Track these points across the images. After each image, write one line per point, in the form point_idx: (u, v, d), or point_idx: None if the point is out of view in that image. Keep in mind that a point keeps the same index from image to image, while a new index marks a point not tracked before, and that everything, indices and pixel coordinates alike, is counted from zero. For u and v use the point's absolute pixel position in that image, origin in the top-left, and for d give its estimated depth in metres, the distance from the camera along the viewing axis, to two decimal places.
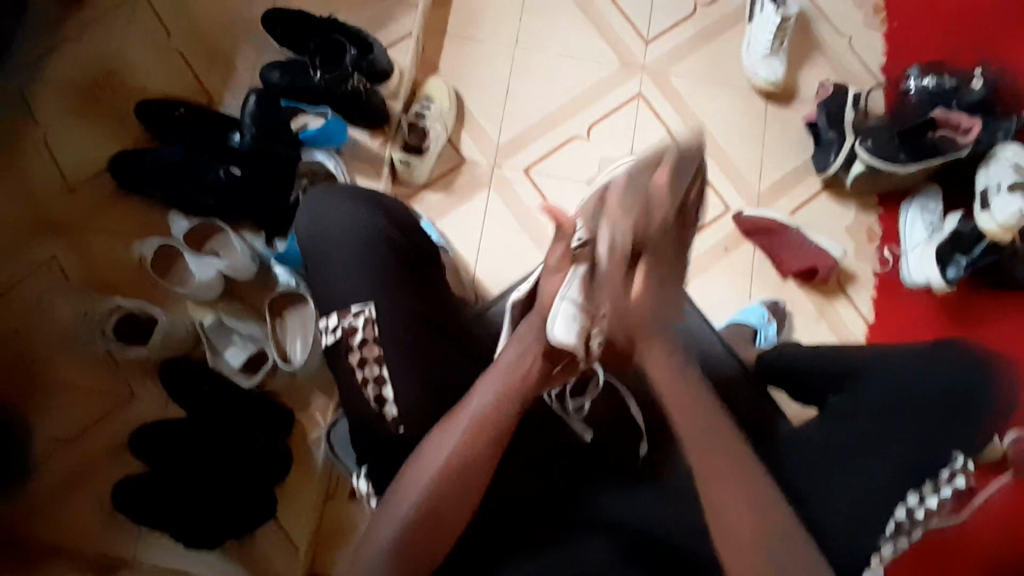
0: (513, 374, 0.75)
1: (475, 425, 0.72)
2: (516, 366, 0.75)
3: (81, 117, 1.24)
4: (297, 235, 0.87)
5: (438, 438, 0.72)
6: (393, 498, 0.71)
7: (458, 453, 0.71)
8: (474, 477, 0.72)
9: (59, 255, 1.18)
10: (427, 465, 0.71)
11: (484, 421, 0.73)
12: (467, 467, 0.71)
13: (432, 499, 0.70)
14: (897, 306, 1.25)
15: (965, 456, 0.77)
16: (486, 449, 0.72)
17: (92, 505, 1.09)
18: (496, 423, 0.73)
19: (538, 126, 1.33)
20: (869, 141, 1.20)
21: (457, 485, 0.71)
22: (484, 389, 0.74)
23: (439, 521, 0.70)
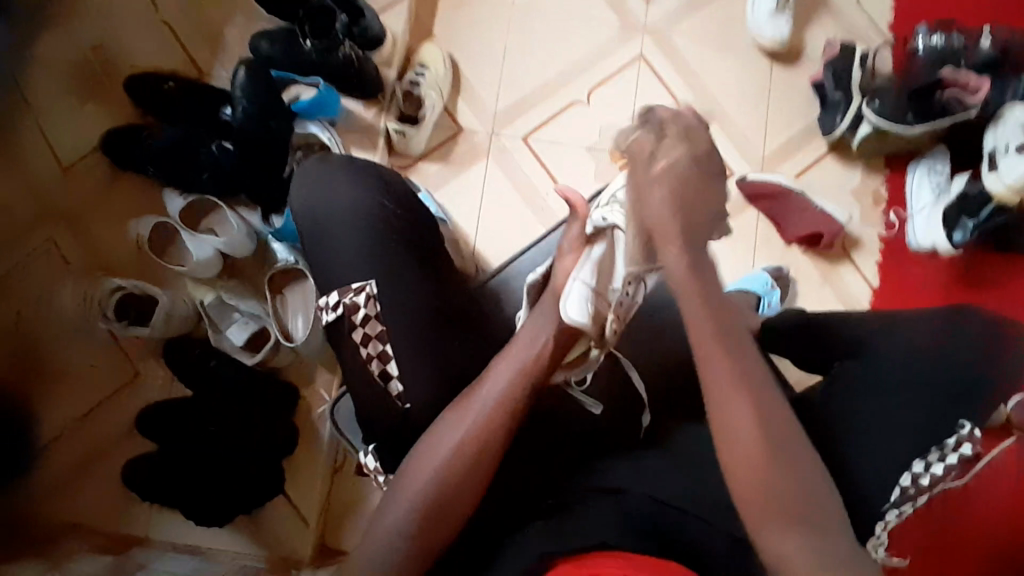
0: (527, 359, 0.76)
1: (496, 407, 0.73)
2: (531, 348, 0.76)
3: (68, 93, 1.21)
4: (295, 208, 0.85)
5: (454, 420, 0.72)
6: (403, 479, 0.71)
7: (473, 435, 0.71)
8: (488, 460, 0.71)
9: (55, 236, 1.17)
10: (441, 446, 0.71)
11: (502, 402, 0.73)
12: (478, 447, 0.71)
13: (447, 481, 0.69)
14: (902, 269, 1.23)
15: (971, 424, 0.76)
16: (502, 430, 0.72)
17: (103, 483, 1.10)
18: (511, 405, 0.73)
19: (537, 92, 1.30)
20: (876, 100, 1.18)
21: (473, 468, 0.70)
22: (498, 373, 0.75)
23: (454, 503, 0.70)
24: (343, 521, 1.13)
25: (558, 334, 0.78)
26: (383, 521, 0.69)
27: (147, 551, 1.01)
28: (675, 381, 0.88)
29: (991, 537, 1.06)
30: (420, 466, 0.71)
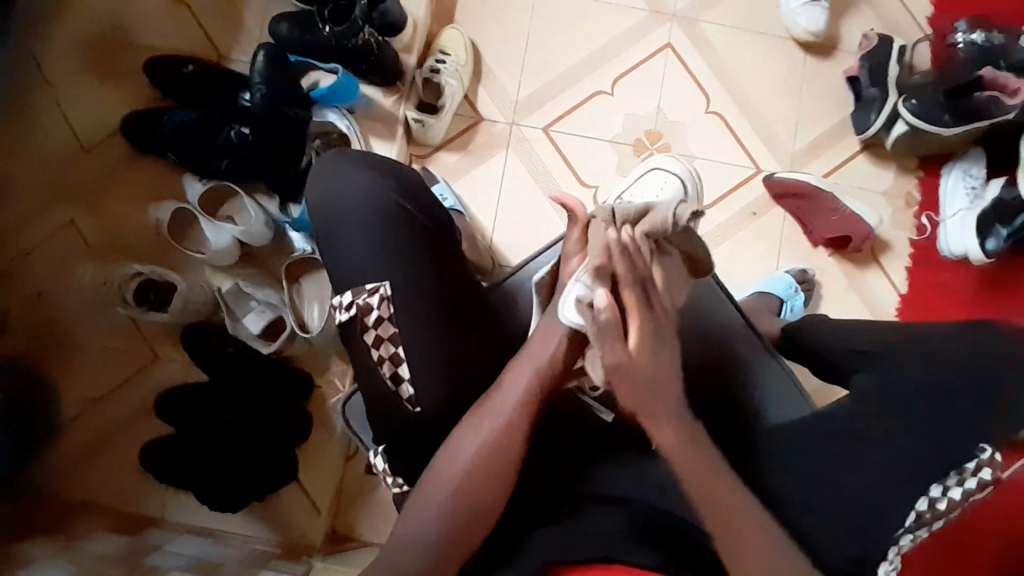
0: (544, 362, 0.73)
1: (516, 410, 0.71)
2: (547, 353, 0.73)
3: (88, 75, 1.21)
4: (310, 204, 0.82)
5: (474, 427, 0.71)
6: (422, 487, 0.70)
7: (491, 441, 0.70)
8: (508, 464, 0.70)
9: (77, 219, 1.18)
10: (461, 451, 0.70)
11: (520, 408, 0.71)
12: (495, 453, 0.70)
13: (466, 487, 0.69)
14: (932, 274, 1.20)
15: (992, 449, 0.75)
16: (521, 435, 0.71)
17: (120, 465, 1.13)
18: (530, 410, 0.72)
19: (560, 81, 1.27)
20: (914, 99, 1.13)
21: (492, 473, 0.70)
22: (516, 376, 0.73)
23: (474, 509, 0.69)
24: (357, 512, 1.16)
25: (575, 338, 0.73)
26: (402, 527, 0.69)
27: (161, 532, 1.03)
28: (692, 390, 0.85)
29: (995, 541, 1.02)
30: (439, 474, 0.70)
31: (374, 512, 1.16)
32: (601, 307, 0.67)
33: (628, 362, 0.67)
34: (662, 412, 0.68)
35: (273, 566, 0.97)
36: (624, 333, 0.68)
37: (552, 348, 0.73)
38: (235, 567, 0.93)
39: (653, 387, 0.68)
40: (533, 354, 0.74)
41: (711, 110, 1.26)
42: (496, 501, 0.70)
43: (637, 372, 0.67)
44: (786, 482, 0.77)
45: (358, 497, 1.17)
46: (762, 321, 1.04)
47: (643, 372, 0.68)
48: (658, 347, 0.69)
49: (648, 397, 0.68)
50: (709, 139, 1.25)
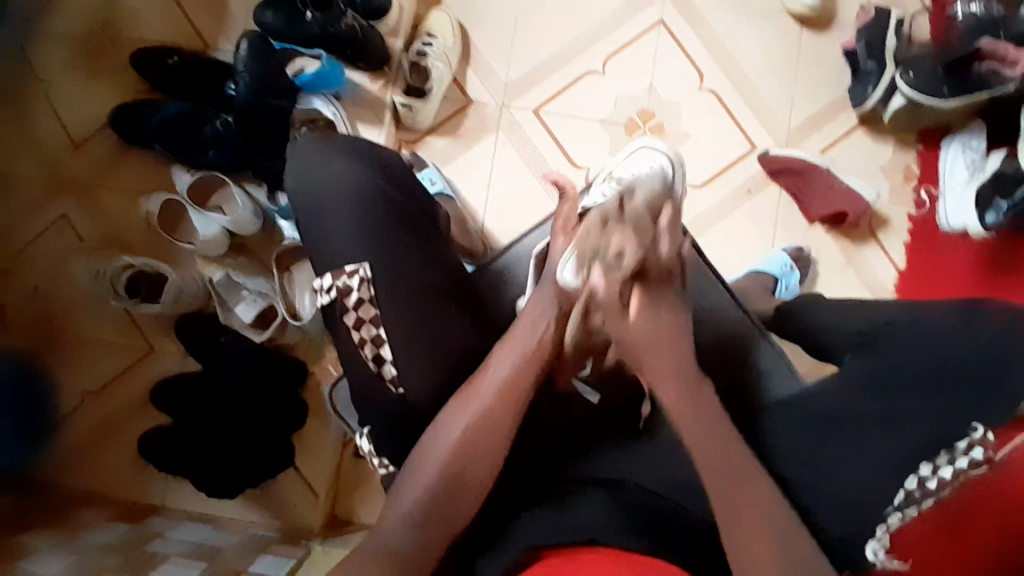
0: (529, 347, 0.71)
1: (501, 391, 0.70)
2: (532, 335, 0.72)
3: (75, 67, 1.20)
4: (294, 188, 0.79)
5: (460, 413, 0.69)
6: (403, 481, 0.68)
7: (475, 433, 0.68)
8: (501, 440, 0.69)
9: (68, 214, 1.18)
10: (443, 443, 0.68)
11: (506, 389, 0.70)
12: (478, 446, 0.68)
13: (452, 477, 0.67)
14: (931, 252, 1.18)
15: (984, 427, 0.71)
16: (510, 416, 0.70)
17: (119, 455, 1.14)
18: (519, 392, 0.70)
19: (549, 63, 1.25)
20: (910, 71, 1.10)
21: (481, 452, 0.68)
22: (501, 362, 0.71)
23: (462, 487, 0.67)
24: (354, 497, 1.16)
25: (560, 321, 0.72)
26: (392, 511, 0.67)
27: (162, 519, 1.04)
28: None
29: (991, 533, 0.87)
30: (427, 459, 0.68)
31: (368, 498, 1.16)
32: (599, 290, 0.68)
33: (626, 336, 0.69)
34: (673, 387, 0.69)
35: (271, 551, 0.98)
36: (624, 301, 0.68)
37: (541, 328, 0.71)
38: (232, 552, 0.94)
39: (660, 350, 0.70)
40: (532, 310, 0.73)
41: (705, 87, 1.23)
42: (489, 479, 0.68)
43: (628, 336, 0.69)
44: (777, 462, 0.76)
45: (354, 484, 1.17)
46: (756, 301, 1.03)
47: (639, 337, 0.69)
48: (662, 316, 0.70)
49: (663, 368, 0.70)
50: (703, 118, 1.22)
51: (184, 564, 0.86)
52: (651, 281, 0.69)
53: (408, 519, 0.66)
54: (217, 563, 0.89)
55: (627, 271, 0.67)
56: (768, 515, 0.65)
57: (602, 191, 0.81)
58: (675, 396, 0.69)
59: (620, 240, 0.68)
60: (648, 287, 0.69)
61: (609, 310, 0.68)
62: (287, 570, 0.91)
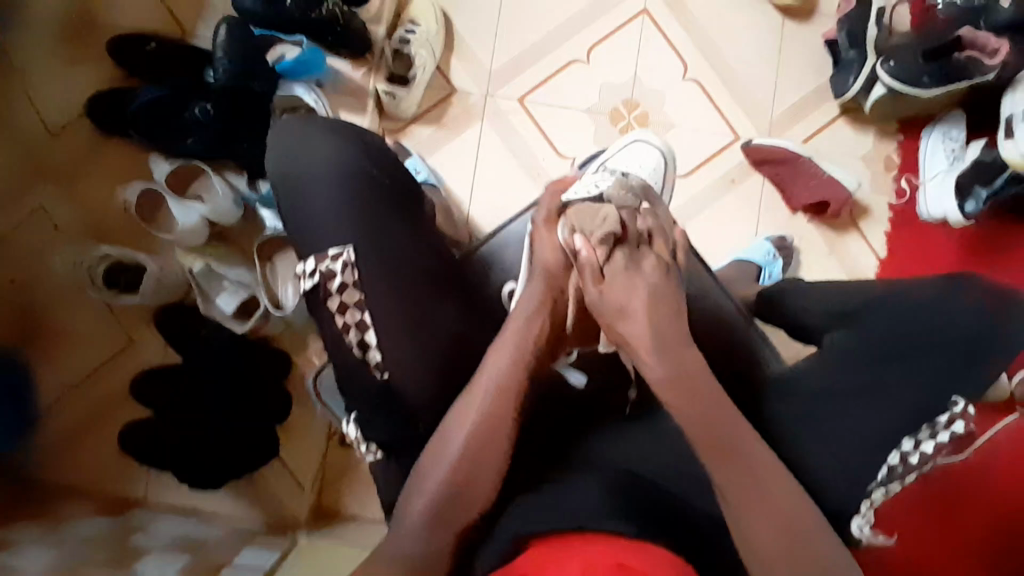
0: (526, 337, 0.71)
1: (497, 393, 0.68)
2: (529, 327, 0.71)
3: (49, 56, 1.17)
4: (277, 167, 0.78)
5: (461, 411, 0.68)
6: (415, 482, 0.68)
7: (477, 434, 0.67)
8: (504, 436, 0.68)
9: (46, 205, 1.15)
10: (448, 445, 0.67)
11: (505, 387, 0.69)
12: (479, 443, 0.67)
13: (455, 476, 0.66)
14: (912, 241, 1.19)
15: (965, 400, 0.73)
16: (511, 414, 0.68)
17: (100, 449, 1.12)
18: (515, 388, 0.69)
19: (533, 52, 1.24)
20: (891, 61, 1.10)
21: (487, 449, 0.67)
22: (497, 356, 0.70)
23: (473, 484, 0.66)
24: (340, 489, 1.16)
25: (547, 311, 0.72)
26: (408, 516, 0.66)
27: (145, 512, 1.03)
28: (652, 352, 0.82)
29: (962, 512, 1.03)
30: (436, 460, 0.67)
31: (355, 488, 1.15)
32: (580, 251, 0.69)
33: (602, 304, 0.67)
34: (654, 356, 0.65)
35: (257, 542, 0.98)
36: (600, 272, 0.67)
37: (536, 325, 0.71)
38: (218, 545, 0.94)
39: (646, 322, 0.65)
40: (523, 295, 0.74)
41: (690, 77, 1.23)
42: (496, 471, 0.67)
43: (605, 296, 0.66)
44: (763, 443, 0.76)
45: (340, 476, 1.16)
46: (740, 287, 1.03)
47: (612, 302, 0.66)
48: (643, 283, 0.66)
49: (645, 340, 0.65)
50: (689, 107, 1.23)
51: (167, 557, 0.85)
52: (630, 246, 0.69)
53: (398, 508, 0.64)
54: (202, 556, 0.88)
55: (610, 238, 0.69)
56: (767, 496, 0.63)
57: (594, 179, 0.85)
58: (658, 365, 0.65)
59: (605, 213, 0.72)
60: (625, 251, 0.68)
61: (587, 273, 0.68)
62: (273, 561, 0.91)
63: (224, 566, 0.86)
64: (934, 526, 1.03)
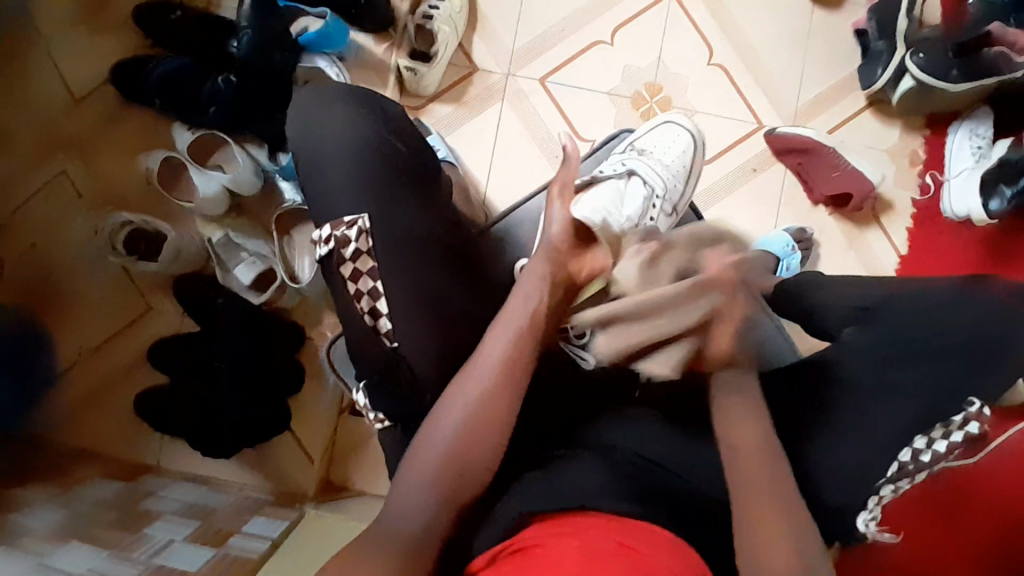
0: (521, 321, 0.72)
1: (497, 373, 0.69)
2: (523, 309, 0.73)
3: (77, 23, 1.18)
4: (299, 136, 0.78)
5: (464, 386, 0.69)
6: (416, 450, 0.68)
7: (483, 407, 0.67)
8: (502, 413, 0.68)
9: (69, 170, 1.17)
10: (451, 418, 0.67)
11: (507, 365, 0.70)
12: (481, 418, 0.67)
13: (458, 446, 0.66)
14: (934, 238, 1.17)
15: (980, 402, 0.73)
16: (513, 390, 0.69)
17: (115, 413, 1.14)
18: (516, 370, 0.70)
19: (556, 32, 1.23)
20: (921, 53, 1.09)
21: (490, 422, 0.67)
22: (495, 336, 0.71)
23: (469, 459, 0.66)
24: (349, 464, 1.17)
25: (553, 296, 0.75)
26: (401, 494, 0.65)
27: (157, 478, 1.05)
28: None
29: (976, 522, 1.02)
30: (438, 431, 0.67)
31: (363, 463, 1.17)
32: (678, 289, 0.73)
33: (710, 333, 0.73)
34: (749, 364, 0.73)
35: (266, 511, 0.99)
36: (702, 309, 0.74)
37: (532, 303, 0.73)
38: (228, 512, 0.96)
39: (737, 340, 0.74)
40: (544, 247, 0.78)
41: (714, 63, 1.22)
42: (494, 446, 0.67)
43: (658, 330, 0.73)
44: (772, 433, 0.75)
45: (351, 449, 1.17)
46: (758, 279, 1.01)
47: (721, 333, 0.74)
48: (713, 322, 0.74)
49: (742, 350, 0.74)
50: (711, 94, 1.21)
51: (178, 522, 0.87)
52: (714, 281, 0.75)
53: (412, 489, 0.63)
54: (212, 522, 0.90)
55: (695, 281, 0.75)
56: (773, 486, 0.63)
57: (620, 162, 0.95)
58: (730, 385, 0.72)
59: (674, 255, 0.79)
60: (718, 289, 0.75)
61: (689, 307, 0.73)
62: (280, 532, 0.92)
63: (232, 534, 0.88)
64: (940, 525, 1.03)
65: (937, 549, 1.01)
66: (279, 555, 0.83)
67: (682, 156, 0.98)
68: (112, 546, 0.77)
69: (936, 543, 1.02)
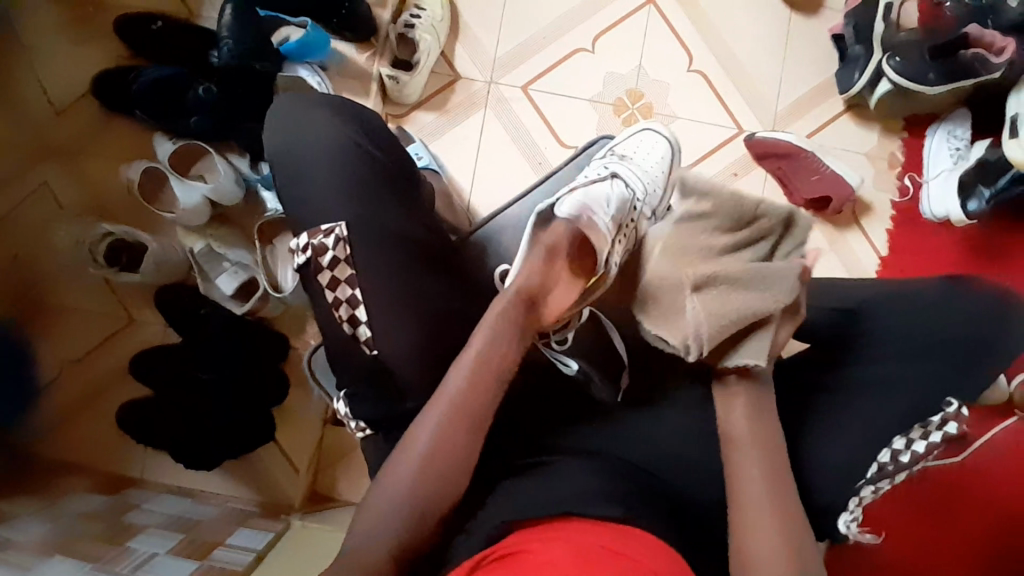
0: (484, 359, 0.68)
1: (474, 376, 0.67)
2: (487, 351, 0.68)
3: (57, 35, 1.18)
4: (278, 143, 0.79)
5: (430, 417, 0.66)
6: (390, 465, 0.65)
7: (459, 428, 0.65)
8: (483, 417, 0.66)
9: (50, 181, 1.16)
10: (423, 438, 0.64)
11: (466, 403, 0.66)
12: (458, 440, 0.64)
13: (438, 455, 0.64)
14: (914, 240, 1.18)
15: (959, 403, 0.74)
16: (494, 401, 0.67)
17: (99, 426, 1.13)
18: (483, 401, 0.66)
19: (538, 40, 1.24)
20: (897, 57, 1.10)
21: (473, 432, 0.65)
22: (455, 376, 0.67)
23: (450, 461, 0.64)
24: (335, 472, 1.17)
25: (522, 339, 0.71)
26: (378, 499, 0.63)
27: (141, 491, 1.04)
28: (638, 337, 0.84)
29: (965, 523, 1.03)
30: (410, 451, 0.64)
31: (350, 473, 1.16)
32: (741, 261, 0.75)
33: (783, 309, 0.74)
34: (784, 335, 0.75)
35: (251, 523, 0.98)
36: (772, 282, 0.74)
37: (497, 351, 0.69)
38: (212, 524, 0.95)
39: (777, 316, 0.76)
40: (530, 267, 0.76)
41: (695, 69, 1.23)
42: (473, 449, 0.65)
43: (742, 315, 0.72)
44: None
45: (337, 457, 1.17)
46: None
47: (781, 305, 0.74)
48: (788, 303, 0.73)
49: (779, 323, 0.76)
50: (692, 99, 1.22)
51: (161, 535, 0.86)
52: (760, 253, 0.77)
53: (393, 501, 0.62)
54: (196, 534, 0.89)
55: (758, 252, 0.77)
56: (757, 492, 0.64)
57: (603, 165, 0.91)
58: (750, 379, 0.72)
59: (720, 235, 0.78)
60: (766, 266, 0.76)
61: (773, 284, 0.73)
62: (266, 543, 0.91)
63: (217, 547, 0.86)
64: (927, 525, 1.03)
65: (923, 549, 1.02)
66: (265, 566, 0.82)
67: (661, 167, 0.97)
68: (95, 560, 0.76)
69: (923, 544, 1.02)
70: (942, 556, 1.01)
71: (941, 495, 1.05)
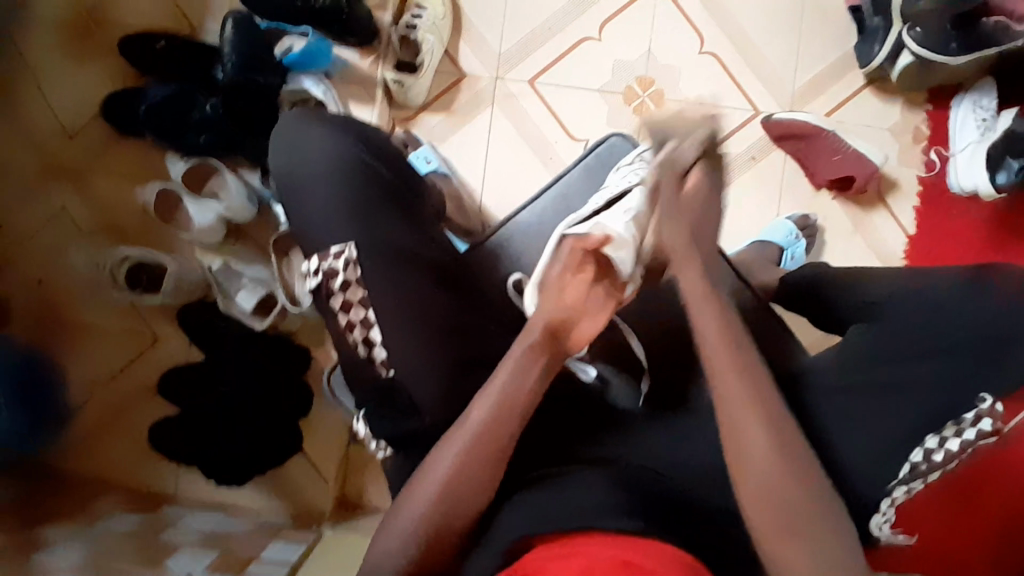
0: (508, 391, 0.66)
1: (498, 406, 0.65)
2: (514, 384, 0.66)
3: (66, 59, 1.19)
4: (285, 162, 0.78)
5: (448, 445, 0.65)
6: (408, 489, 0.65)
7: (473, 454, 0.64)
8: (505, 441, 0.65)
9: (67, 204, 1.18)
10: (437, 467, 0.64)
11: (486, 438, 0.64)
12: (475, 464, 0.63)
13: (454, 479, 0.63)
14: (940, 219, 1.14)
15: (993, 398, 0.70)
16: (513, 423, 0.65)
17: (133, 443, 1.16)
18: (504, 434, 0.65)
19: (544, 30, 1.21)
20: (919, 27, 1.03)
21: (488, 452, 0.64)
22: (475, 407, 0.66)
23: (468, 485, 0.63)
24: (363, 480, 1.18)
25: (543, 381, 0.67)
26: (400, 518, 0.63)
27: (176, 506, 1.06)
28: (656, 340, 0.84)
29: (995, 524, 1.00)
30: (426, 482, 0.64)
31: (377, 480, 1.17)
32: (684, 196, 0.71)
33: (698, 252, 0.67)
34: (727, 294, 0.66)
35: (281, 536, 1.00)
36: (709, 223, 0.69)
37: (526, 383, 0.66)
38: (245, 537, 0.97)
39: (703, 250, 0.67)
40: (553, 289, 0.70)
41: (706, 50, 1.19)
42: (490, 472, 0.64)
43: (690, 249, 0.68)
44: None
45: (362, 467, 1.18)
46: (759, 273, 1.00)
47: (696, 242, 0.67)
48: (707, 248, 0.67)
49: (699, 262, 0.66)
50: (703, 81, 1.19)
51: (195, 552, 0.88)
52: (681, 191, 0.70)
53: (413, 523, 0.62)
54: (229, 549, 0.91)
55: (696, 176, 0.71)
56: None
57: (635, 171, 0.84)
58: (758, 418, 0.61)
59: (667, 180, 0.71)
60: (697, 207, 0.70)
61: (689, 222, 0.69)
62: (300, 554, 0.93)
63: (251, 561, 0.88)
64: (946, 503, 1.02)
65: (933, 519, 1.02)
66: None
67: None
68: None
69: (933, 511, 1.02)
70: (950, 525, 1.01)
71: (973, 490, 1.02)
